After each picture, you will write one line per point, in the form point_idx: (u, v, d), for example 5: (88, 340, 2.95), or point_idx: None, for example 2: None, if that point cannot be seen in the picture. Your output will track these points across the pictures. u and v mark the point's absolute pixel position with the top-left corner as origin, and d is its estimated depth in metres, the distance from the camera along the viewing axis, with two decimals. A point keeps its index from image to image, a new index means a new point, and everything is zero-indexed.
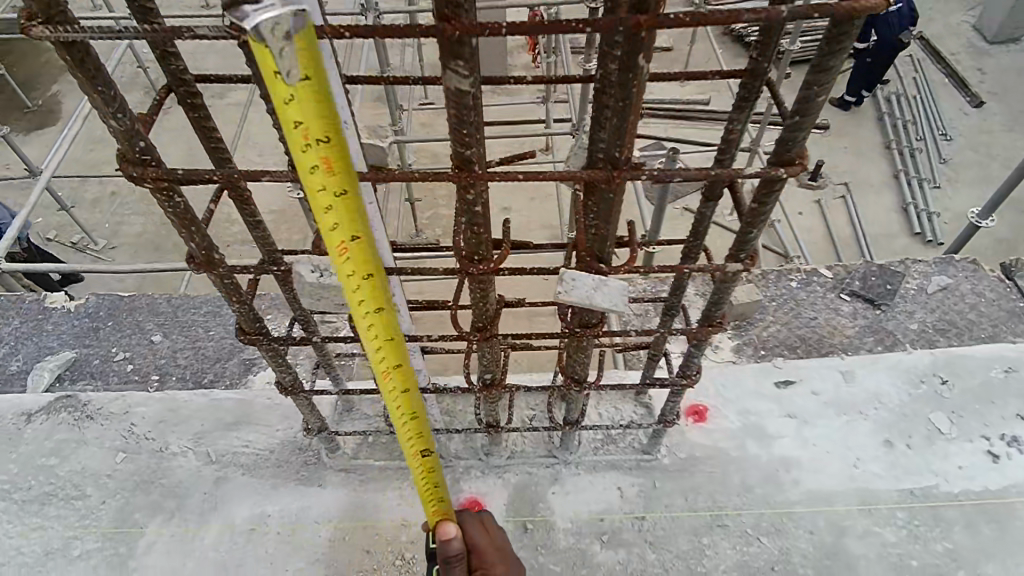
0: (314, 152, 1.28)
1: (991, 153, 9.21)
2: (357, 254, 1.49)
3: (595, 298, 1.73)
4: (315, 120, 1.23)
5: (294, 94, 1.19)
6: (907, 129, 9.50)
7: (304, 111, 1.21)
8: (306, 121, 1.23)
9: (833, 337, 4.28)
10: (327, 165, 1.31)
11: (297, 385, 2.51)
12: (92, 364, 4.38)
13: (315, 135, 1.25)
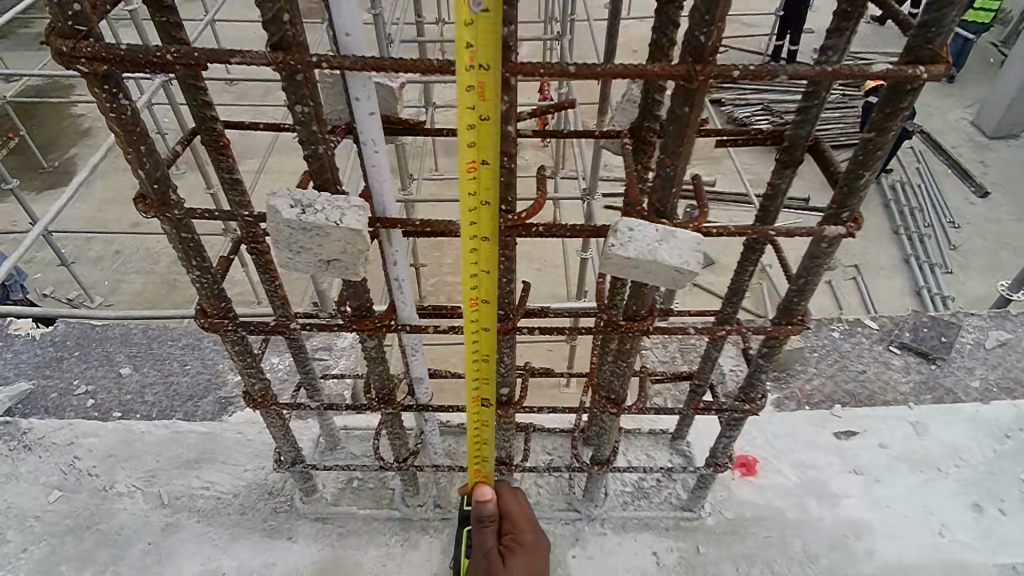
0: (474, 72, 1.18)
1: (1002, 248, 6.80)
2: (482, 189, 1.35)
3: (658, 253, 1.32)
4: (488, 35, 1.14)
5: (475, 13, 1.11)
6: (904, 215, 7.06)
7: (481, 26, 1.12)
8: (477, 34, 1.13)
9: (885, 392, 3.74)
10: (485, 86, 1.21)
11: (268, 395, 2.05)
12: (48, 398, 3.71)
13: (481, 52, 1.16)
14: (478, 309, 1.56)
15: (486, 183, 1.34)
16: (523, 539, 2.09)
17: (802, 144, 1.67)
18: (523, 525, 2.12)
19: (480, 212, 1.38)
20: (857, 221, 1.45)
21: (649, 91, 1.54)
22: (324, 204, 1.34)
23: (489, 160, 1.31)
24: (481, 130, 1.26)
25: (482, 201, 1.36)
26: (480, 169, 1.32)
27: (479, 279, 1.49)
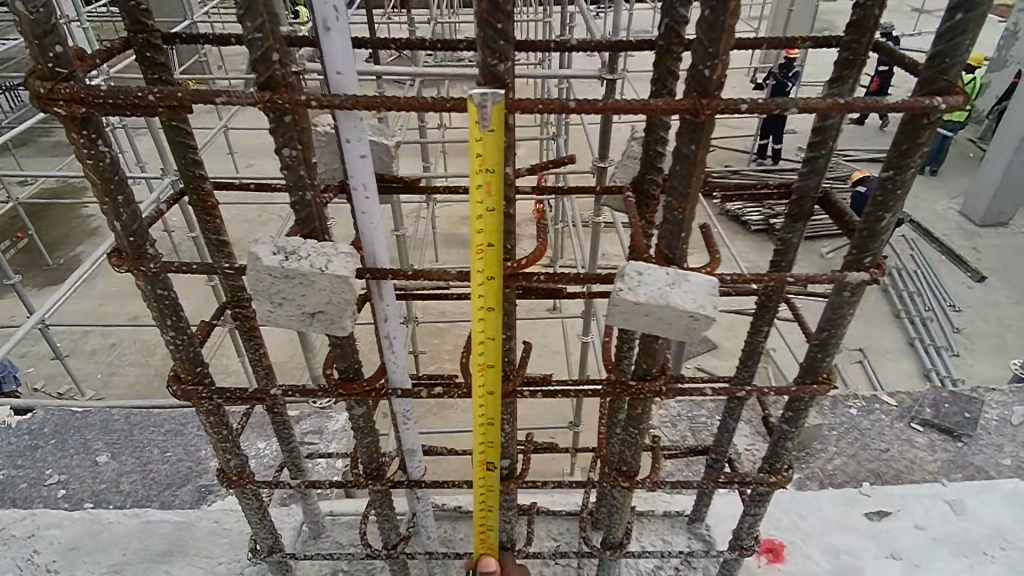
0: (482, 172, 1.19)
1: (1007, 332, 6.38)
2: (490, 268, 1.31)
3: (670, 297, 1.23)
4: (495, 146, 1.16)
5: (483, 130, 1.13)
6: (902, 297, 6.69)
7: (488, 139, 1.15)
8: (483, 142, 1.15)
9: (912, 472, 3.50)
10: (490, 186, 1.21)
11: (245, 472, 1.90)
12: (15, 489, 3.38)
13: (489, 157, 1.17)
14: (484, 373, 1.47)
15: (493, 263, 1.31)
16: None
17: (811, 196, 1.58)
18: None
19: (486, 291, 1.33)
20: (881, 266, 1.35)
21: (650, 140, 1.49)
22: (308, 251, 1.25)
23: (495, 243, 1.28)
24: (487, 222, 1.24)
25: (489, 277, 1.32)
26: (486, 251, 1.29)
27: (487, 344, 1.43)
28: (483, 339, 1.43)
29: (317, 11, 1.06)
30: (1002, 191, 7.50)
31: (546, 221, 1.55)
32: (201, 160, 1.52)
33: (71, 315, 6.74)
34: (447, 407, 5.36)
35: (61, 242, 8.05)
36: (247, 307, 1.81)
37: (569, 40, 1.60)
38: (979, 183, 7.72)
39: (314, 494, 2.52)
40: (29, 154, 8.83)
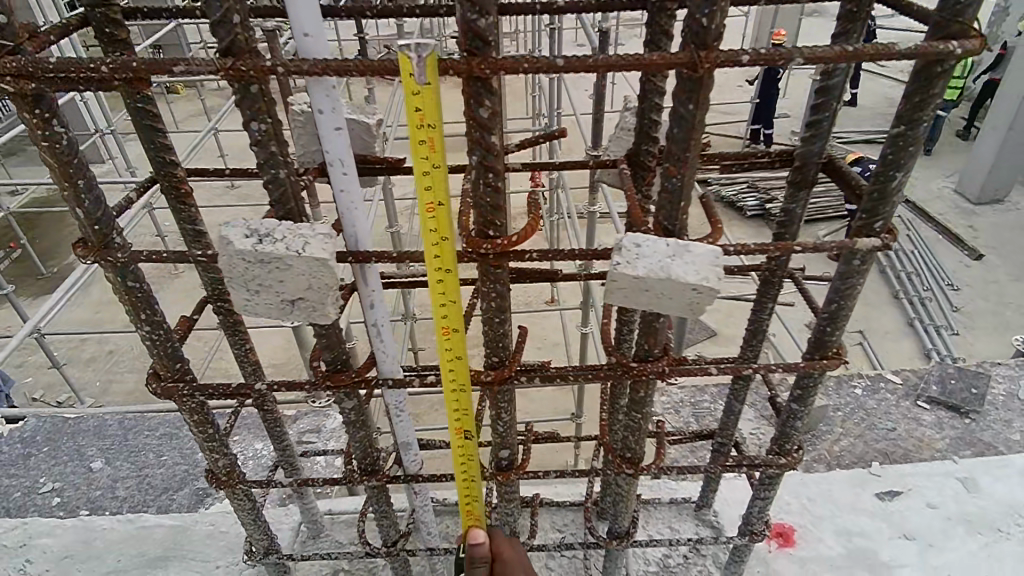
0: (422, 127, 1.11)
1: (1006, 310, 6.32)
2: (442, 228, 1.21)
3: (672, 269, 1.16)
4: (432, 99, 1.07)
5: (418, 86, 1.04)
6: (901, 278, 6.61)
7: (424, 93, 1.06)
8: (421, 95, 1.06)
9: (921, 451, 3.43)
10: (434, 141, 1.12)
11: (234, 472, 1.84)
12: (8, 499, 3.25)
13: (428, 111, 1.08)
14: (450, 340, 1.37)
15: (445, 222, 1.21)
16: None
17: (815, 163, 1.51)
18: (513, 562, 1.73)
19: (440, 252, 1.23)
20: (893, 234, 1.28)
21: (644, 107, 1.40)
22: (284, 233, 1.17)
23: (445, 200, 1.18)
24: (434, 178, 1.15)
25: (443, 237, 1.22)
26: (436, 209, 1.19)
27: (449, 311, 1.32)
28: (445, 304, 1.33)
29: None
30: (997, 167, 7.42)
31: (538, 196, 1.47)
32: (172, 146, 1.43)
33: (66, 324, 6.64)
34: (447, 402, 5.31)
35: (54, 251, 7.94)
36: (229, 300, 1.73)
37: (556, 3, 1.52)
38: (973, 160, 7.64)
39: (311, 493, 2.45)
40: (18, 164, 8.69)
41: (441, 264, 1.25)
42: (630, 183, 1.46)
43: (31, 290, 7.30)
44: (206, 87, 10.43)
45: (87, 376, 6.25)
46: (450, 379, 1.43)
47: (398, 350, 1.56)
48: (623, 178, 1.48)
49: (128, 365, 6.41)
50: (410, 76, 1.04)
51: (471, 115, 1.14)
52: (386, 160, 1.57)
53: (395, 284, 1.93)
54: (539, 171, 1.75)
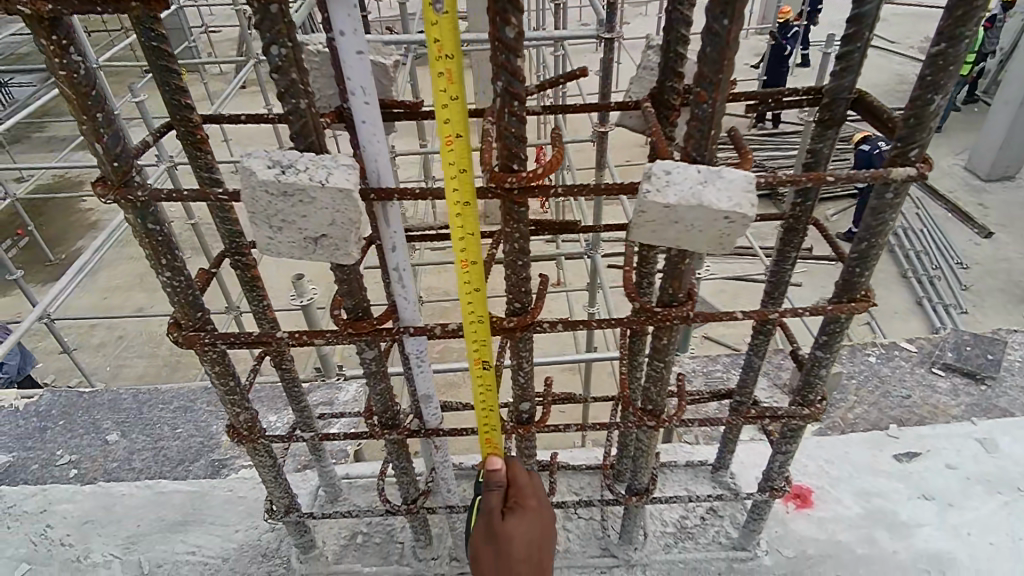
0: (441, 58, 1.08)
1: (1018, 287, 6.25)
2: (463, 162, 1.19)
3: (704, 196, 1.13)
4: (451, 27, 1.04)
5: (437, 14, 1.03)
6: (912, 255, 6.55)
7: (442, 22, 1.04)
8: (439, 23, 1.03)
9: (936, 417, 3.38)
10: (452, 74, 1.10)
11: (256, 427, 1.87)
12: (26, 471, 3.22)
13: (446, 40, 1.05)
14: (470, 275, 1.35)
15: (466, 156, 1.19)
16: (528, 502, 1.64)
17: (844, 100, 1.46)
18: (528, 487, 1.68)
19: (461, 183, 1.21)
20: (926, 164, 1.25)
21: (670, 40, 1.35)
22: (307, 164, 1.15)
23: (464, 133, 1.15)
24: (452, 111, 1.12)
25: (463, 170, 1.20)
26: (456, 143, 1.16)
27: (467, 245, 1.30)
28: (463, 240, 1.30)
29: None
30: (1010, 143, 7.32)
31: (562, 137, 1.45)
32: (187, 88, 1.39)
33: (76, 309, 6.66)
34: (457, 382, 5.30)
35: (61, 237, 7.94)
36: (248, 255, 1.73)
37: None
38: (985, 136, 7.53)
39: (329, 457, 2.45)
40: (23, 151, 8.65)
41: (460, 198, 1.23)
42: (655, 121, 1.42)
43: (40, 275, 7.32)
44: (208, 72, 10.37)
45: (98, 359, 6.27)
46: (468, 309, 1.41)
47: (418, 297, 1.55)
48: (647, 116, 1.45)
49: (139, 346, 6.40)
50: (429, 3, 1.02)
51: (496, 36, 1.12)
52: (404, 103, 1.57)
53: (415, 237, 1.92)
54: (560, 114, 1.72)
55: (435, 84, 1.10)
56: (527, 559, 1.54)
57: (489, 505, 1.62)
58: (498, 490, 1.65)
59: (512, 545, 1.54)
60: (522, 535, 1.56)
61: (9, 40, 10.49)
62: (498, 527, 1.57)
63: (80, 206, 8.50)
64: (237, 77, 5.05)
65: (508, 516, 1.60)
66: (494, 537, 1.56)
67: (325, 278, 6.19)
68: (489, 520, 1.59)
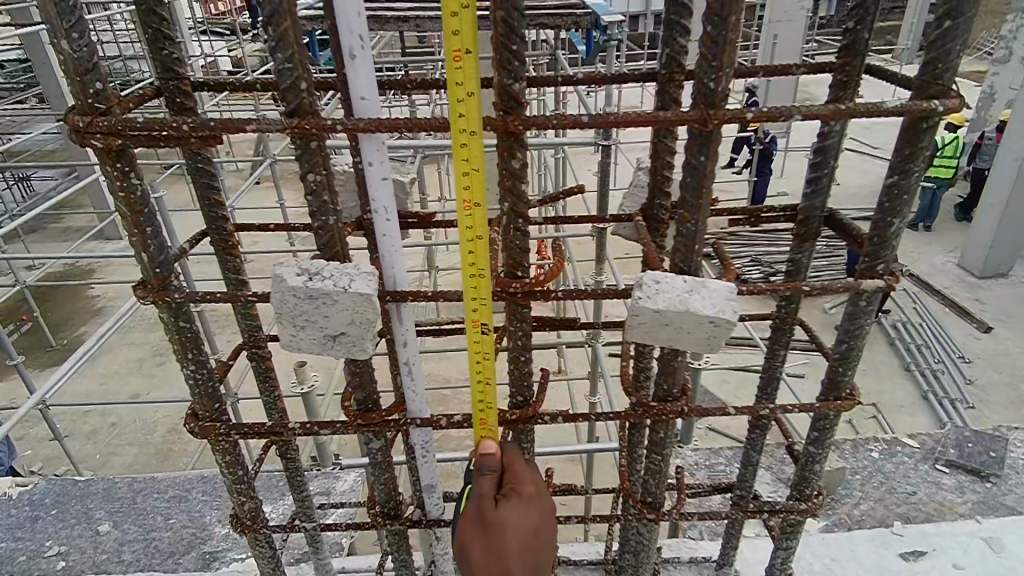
0: (463, 131, 1.17)
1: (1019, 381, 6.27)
2: (477, 226, 1.26)
3: (690, 302, 1.25)
4: (476, 104, 1.15)
5: (463, 91, 1.13)
6: (911, 349, 6.63)
7: (468, 99, 1.15)
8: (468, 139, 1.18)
9: (943, 515, 3.33)
10: (472, 146, 1.18)
11: (259, 517, 1.91)
12: (11, 565, 3.11)
13: (470, 115, 1.16)
14: (479, 341, 1.43)
15: (480, 222, 1.26)
16: (524, 489, 1.54)
17: (818, 216, 1.61)
18: (525, 474, 1.57)
19: (474, 250, 1.29)
20: (894, 276, 1.38)
21: (657, 164, 1.53)
22: (333, 272, 1.27)
23: (482, 201, 1.23)
24: (471, 180, 1.21)
25: (476, 236, 1.27)
26: (473, 209, 1.24)
27: (479, 309, 1.37)
28: (476, 307, 1.38)
29: (343, 41, 1.15)
30: (998, 242, 7.57)
31: (563, 246, 1.59)
32: (224, 201, 1.56)
33: (74, 395, 6.66)
34: (457, 474, 5.22)
35: (66, 323, 8.07)
36: (264, 347, 1.83)
37: (574, 75, 1.78)
38: (973, 235, 7.81)
39: (328, 550, 2.44)
40: (39, 240, 8.96)
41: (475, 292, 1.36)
42: (646, 234, 1.57)
43: (40, 361, 7.37)
44: (225, 169, 10.91)
45: (92, 446, 6.22)
46: (479, 392, 1.51)
47: (425, 391, 1.63)
48: (638, 229, 1.59)
49: (134, 433, 6.35)
50: (456, 80, 1.13)
51: (503, 166, 1.28)
52: (417, 214, 1.74)
53: (424, 333, 2.03)
54: (560, 224, 1.88)
55: (457, 153, 1.19)
56: (521, 549, 1.47)
57: (481, 490, 1.51)
58: (490, 475, 1.53)
59: (505, 534, 1.46)
60: (517, 523, 1.48)
61: (38, 137, 11.12)
62: (491, 516, 1.47)
63: (88, 293, 8.68)
64: (254, 174, 5.33)
65: (501, 503, 1.50)
66: (486, 525, 1.48)
67: (326, 365, 6.24)
68: (481, 508, 1.48)
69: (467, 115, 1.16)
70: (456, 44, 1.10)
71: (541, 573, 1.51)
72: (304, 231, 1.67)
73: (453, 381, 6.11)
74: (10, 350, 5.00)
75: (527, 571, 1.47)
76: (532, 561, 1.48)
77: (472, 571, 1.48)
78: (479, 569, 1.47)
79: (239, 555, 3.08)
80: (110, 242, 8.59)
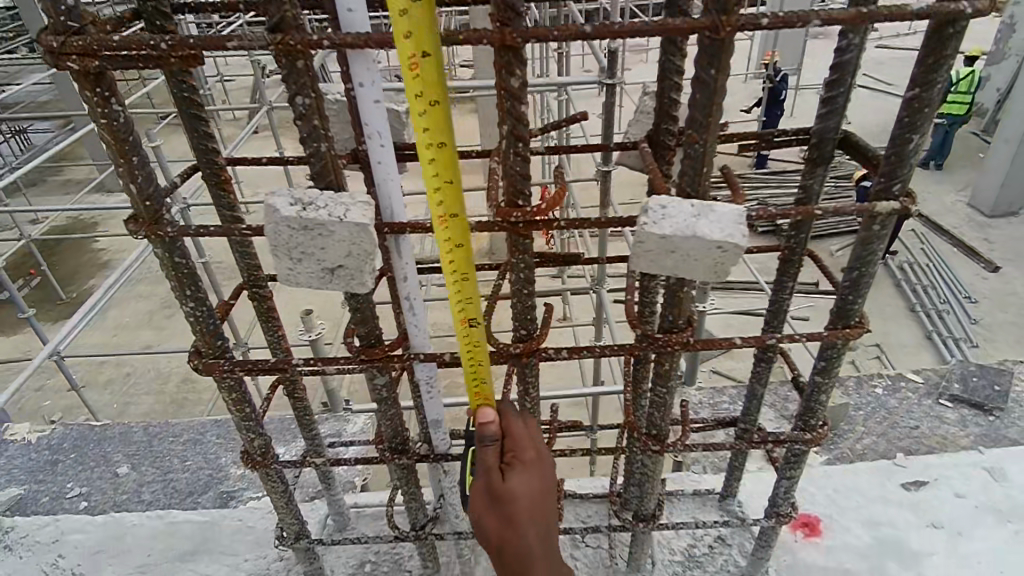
0: (415, 60, 1.07)
1: None
2: (445, 169, 1.18)
3: (697, 227, 1.20)
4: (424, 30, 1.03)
5: (407, 11, 1.01)
6: (917, 290, 6.58)
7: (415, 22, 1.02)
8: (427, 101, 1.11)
9: (945, 448, 3.37)
10: (426, 79, 1.08)
11: (269, 453, 1.94)
12: (37, 506, 3.20)
13: (420, 43, 1.05)
14: (460, 289, 1.37)
15: (448, 164, 1.17)
16: (527, 456, 1.54)
17: (831, 139, 1.54)
18: (525, 443, 1.56)
19: (443, 195, 1.20)
20: (909, 198, 1.33)
21: (664, 86, 1.45)
22: (327, 201, 1.23)
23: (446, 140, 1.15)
24: (431, 116, 1.12)
25: (445, 180, 1.19)
26: (439, 149, 1.16)
27: (457, 255, 1.31)
28: (453, 253, 1.31)
29: None
30: (1011, 180, 7.40)
31: (565, 173, 1.53)
32: (214, 133, 1.50)
33: (87, 346, 6.76)
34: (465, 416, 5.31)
35: (74, 275, 8.10)
36: (265, 288, 1.80)
37: None
38: (987, 173, 7.62)
39: (339, 486, 2.49)
40: (39, 193, 8.90)
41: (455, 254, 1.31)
42: (651, 161, 1.51)
43: (50, 315, 7.43)
44: (222, 117, 10.68)
45: (108, 395, 6.35)
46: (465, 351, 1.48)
47: (428, 326, 1.62)
48: (643, 156, 1.53)
49: (148, 382, 6.46)
50: (399, 0, 1.00)
51: (501, 84, 1.22)
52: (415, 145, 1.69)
53: (426, 272, 2.01)
54: (562, 154, 1.82)
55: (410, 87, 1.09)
56: (532, 516, 1.47)
57: (486, 460, 1.52)
58: (493, 444, 1.53)
59: (515, 503, 1.46)
60: (525, 491, 1.48)
61: (31, 88, 10.87)
62: (499, 487, 1.47)
63: (93, 245, 8.68)
64: (251, 122, 5.15)
65: (507, 472, 1.50)
66: (495, 496, 1.47)
67: (333, 314, 6.26)
68: (488, 479, 1.49)
69: (416, 44, 1.05)
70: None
71: (554, 535, 1.51)
72: (298, 164, 1.61)
73: None
74: (20, 306, 5.00)
75: (540, 537, 1.47)
76: (543, 527, 1.48)
77: (487, 542, 1.49)
78: (494, 540, 1.47)
79: (254, 494, 3.16)
80: (111, 194, 8.50)
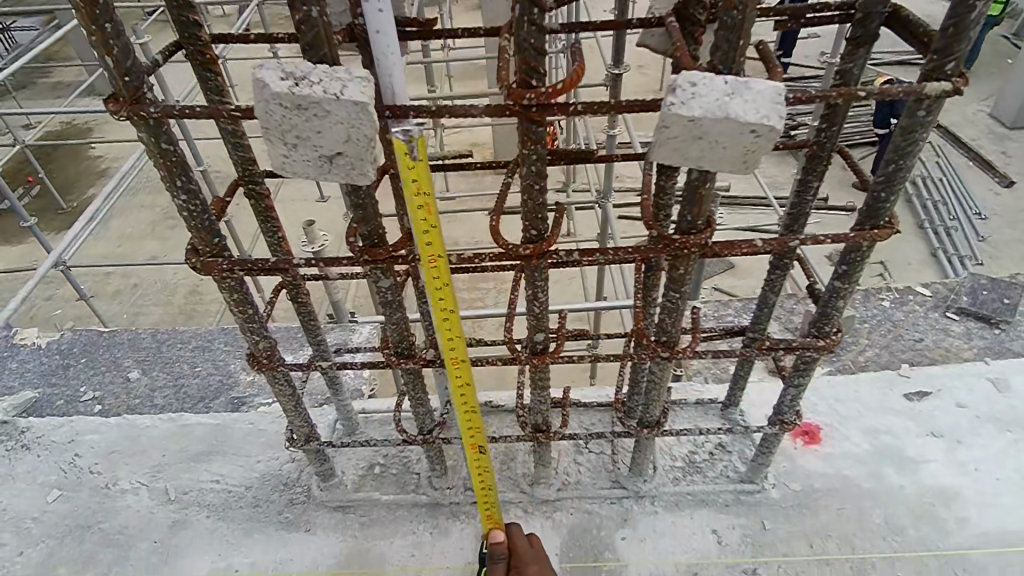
0: (420, 195, 1.28)
1: None
2: (442, 277, 1.42)
3: (730, 107, 1.09)
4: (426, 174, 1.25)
5: (413, 161, 1.22)
6: (927, 207, 6.43)
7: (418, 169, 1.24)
8: (430, 236, 1.34)
9: (948, 360, 3.37)
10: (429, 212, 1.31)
11: (274, 356, 1.91)
12: (54, 409, 3.23)
13: (423, 183, 1.26)
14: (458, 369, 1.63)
15: (444, 273, 1.42)
16: (529, 568, 2.07)
17: (879, 14, 1.39)
18: (529, 559, 2.10)
19: (443, 297, 1.45)
20: (963, 78, 1.22)
21: None
22: (321, 75, 1.11)
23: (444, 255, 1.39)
24: (432, 239, 1.34)
25: (443, 284, 1.43)
26: (437, 261, 1.40)
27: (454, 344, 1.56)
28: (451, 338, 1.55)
29: None
30: None
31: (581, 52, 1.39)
32: (193, 3, 1.35)
33: (90, 256, 6.73)
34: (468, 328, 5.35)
35: (71, 183, 7.96)
36: (262, 185, 1.70)
37: None
38: (1015, 81, 7.24)
39: (346, 391, 2.51)
40: (28, 97, 8.57)
41: (456, 362, 1.59)
42: (678, 37, 1.37)
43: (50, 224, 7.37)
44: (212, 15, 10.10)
45: (115, 305, 6.39)
46: (467, 431, 1.83)
47: None
48: (670, 32, 1.39)
49: (154, 292, 6.49)
50: (405, 154, 1.22)
51: None
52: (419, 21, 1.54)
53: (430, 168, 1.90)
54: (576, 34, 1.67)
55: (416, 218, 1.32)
56: None
57: (495, 573, 2.07)
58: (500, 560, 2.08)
59: None
60: None
61: None
62: None
63: (88, 152, 8.46)
64: (241, 18, 4.82)
65: None
66: None
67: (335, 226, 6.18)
68: None
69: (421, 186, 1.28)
70: (407, 162, 1.22)
71: None
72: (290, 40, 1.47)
73: (463, 244, 6.08)
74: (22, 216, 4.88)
75: None
76: None
77: None
78: None
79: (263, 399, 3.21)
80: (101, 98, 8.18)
